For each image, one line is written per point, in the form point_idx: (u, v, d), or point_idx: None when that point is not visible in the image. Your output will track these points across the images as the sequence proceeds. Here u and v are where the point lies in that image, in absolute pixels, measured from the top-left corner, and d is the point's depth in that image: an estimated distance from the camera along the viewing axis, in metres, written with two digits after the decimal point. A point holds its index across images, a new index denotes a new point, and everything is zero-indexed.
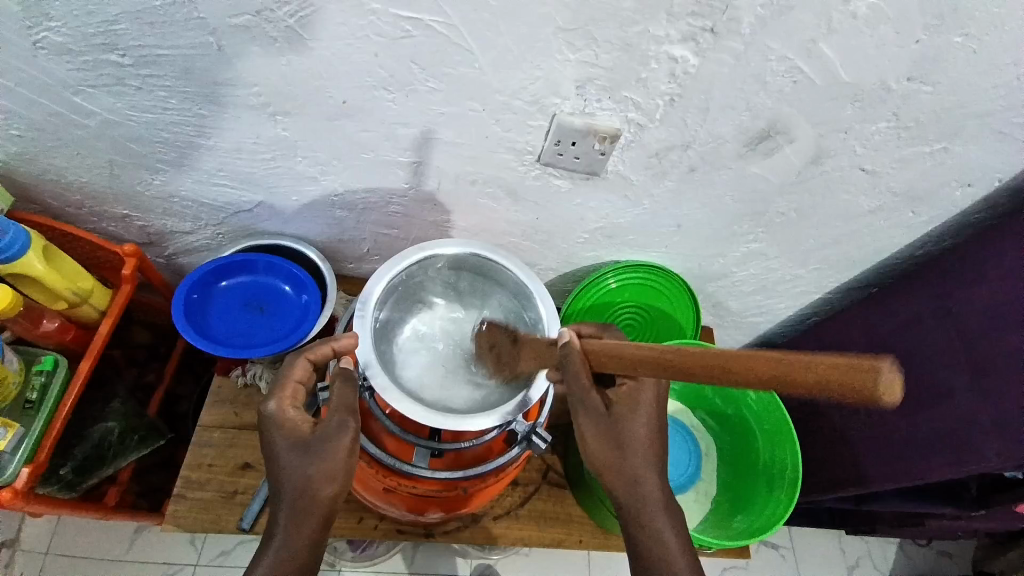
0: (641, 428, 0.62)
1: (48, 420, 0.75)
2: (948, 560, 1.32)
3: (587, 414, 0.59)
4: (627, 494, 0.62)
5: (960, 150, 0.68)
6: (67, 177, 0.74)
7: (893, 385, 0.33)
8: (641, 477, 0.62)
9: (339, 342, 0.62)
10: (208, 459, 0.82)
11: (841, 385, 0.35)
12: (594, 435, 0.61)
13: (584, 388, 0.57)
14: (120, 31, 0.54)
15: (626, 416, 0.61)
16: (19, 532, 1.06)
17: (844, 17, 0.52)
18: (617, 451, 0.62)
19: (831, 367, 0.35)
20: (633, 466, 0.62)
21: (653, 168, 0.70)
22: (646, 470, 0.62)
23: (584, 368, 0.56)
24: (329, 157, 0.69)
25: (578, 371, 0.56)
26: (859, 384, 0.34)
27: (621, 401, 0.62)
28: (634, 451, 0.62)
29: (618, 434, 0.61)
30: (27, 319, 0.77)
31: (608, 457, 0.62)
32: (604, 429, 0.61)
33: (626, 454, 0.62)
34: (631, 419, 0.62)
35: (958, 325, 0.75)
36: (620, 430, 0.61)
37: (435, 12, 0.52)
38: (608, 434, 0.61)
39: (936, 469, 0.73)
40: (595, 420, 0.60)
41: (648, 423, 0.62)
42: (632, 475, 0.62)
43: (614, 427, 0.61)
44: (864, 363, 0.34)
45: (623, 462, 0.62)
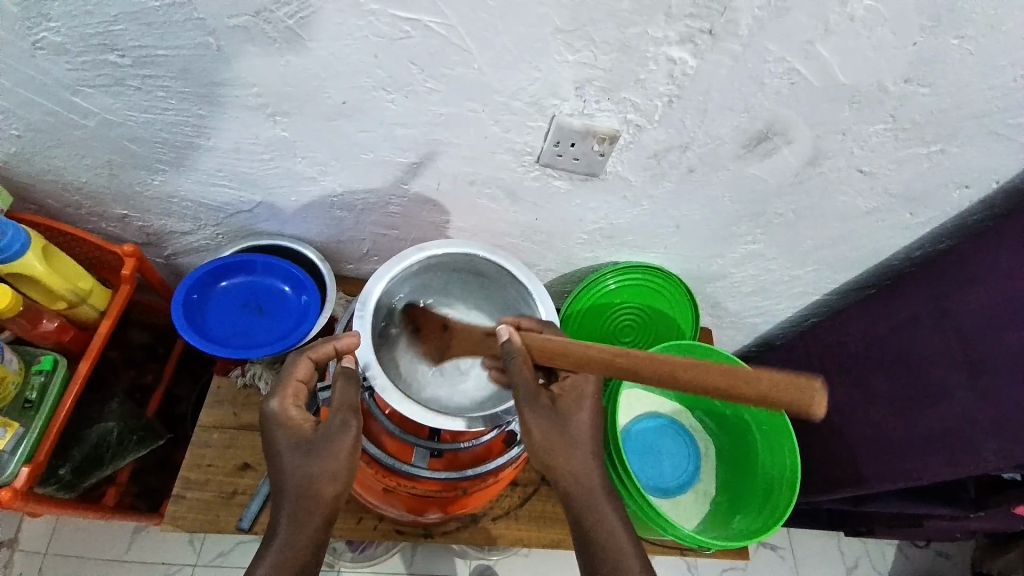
0: (586, 420, 0.63)
1: (49, 417, 0.75)
2: (947, 561, 1.32)
3: (533, 410, 0.59)
4: (577, 488, 0.62)
5: (957, 151, 0.68)
6: (65, 177, 0.74)
7: (820, 403, 0.40)
8: (589, 470, 0.62)
9: (340, 342, 0.62)
10: (208, 460, 0.82)
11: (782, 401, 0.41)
12: (543, 431, 0.60)
13: (530, 384, 0.58)
14: (119, 31, 0.54)
15: (571, 410, 0.62)
16: (18, 532, 1.06)
17: (842, 19, 0.52)
18: (565, 447, 0.61)
19: (777, 382, 0.41)
20: (580, 461, 0.62)
21: (651, 169, 0.70)
22: (592, 463, 0.63)
23: (527, 363, 0.58)
24: (328, 157, 0.70)
25: (523, 366, 0.57)
26: (799, 401, 0.40)
27: (567, 394, 0.63)
28: (580, 444, 0.62)
29: (566, 428, 0.62)
30: (26, 319, 0.75)
31: (558, 452, 0.61)
32: (552, 424, 0.61)
33: (573, 448, 0.62)
34: (577, 412, 0.63)
35: (954, 327, 0.75)
36: (568, 423, 0.62)
37: (433, 13, 0.52)
38: (556, 428, 0.61)
39: (934, 469, 0.73)
40: (542, 417, 0.60)
41: (593, 416, 0.63)
42: (580, 467, 0.62)
43: (562, 421, 0.61)
44: (801, 387, 0.41)
45: (571, 456, 0.62)
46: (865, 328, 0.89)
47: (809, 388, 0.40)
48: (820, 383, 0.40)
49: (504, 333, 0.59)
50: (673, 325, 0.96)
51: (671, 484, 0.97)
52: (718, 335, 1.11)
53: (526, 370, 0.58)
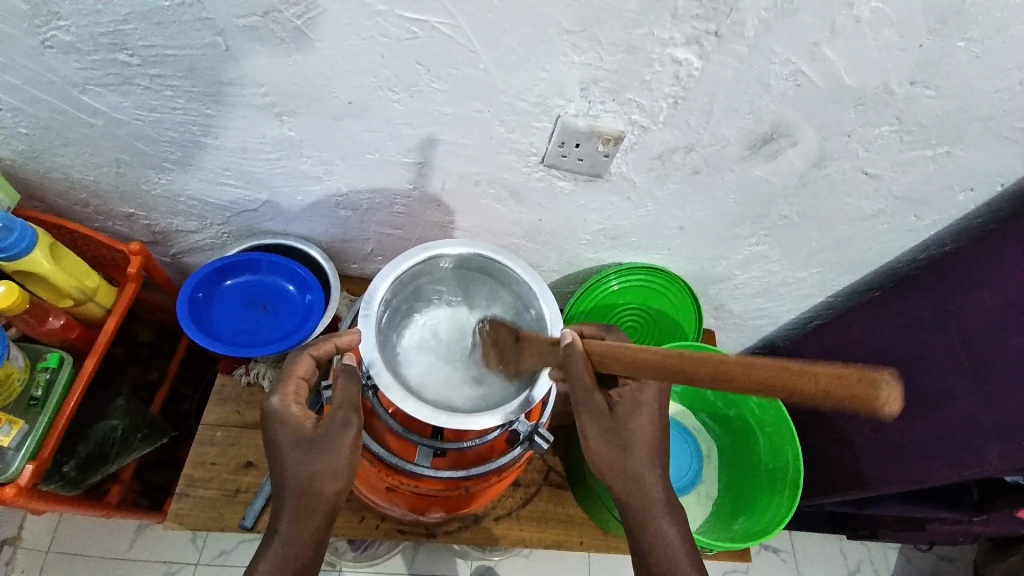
0: (643, 426, 0.62)
1: (54, 415, 0.75)
2: (949, 565, 1.32)
3: (590, 413, 0.59)
4: (630, 494, 0.62)
5: (962, 154, 0.68)
6: (73, 176, 0.74)
7: (896, 396, 0.34)
8: (643, 476, 0.62)
9: (340, 339, 0.64)
10: (211, 457, 0.83)
11: (848, 399, 0.35)
12: (599, 434, 0.61)
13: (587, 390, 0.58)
14: (128, 30, 0.54)
15: (629, 414, 0.62)
16: (21, 530, 1.07)
17: (848, 21, 0.53)
18: (621, 450, 0.62)
19: (833, 376, 0.35)
20: (636, 464, 0.62)
21: (656, 169, 0.70)
22: (647, 469, 0.63)
23: (588, 370, 0.56)
24: (334, 157, 0.70)
25: (581, 373, 0.56)
26: (862, 397, 0.34)
27: (626, 400, 0.62)
28: (636, 450, 0.62)
29: (621, 433, 0.61)
30: (33, 317, 0.76)
31: (613, 456, 0.61)
32: (607, 429, 0.61)
33: (629, 453, 0.62)
34: (634, 419, 0.62)
35: (960, 330, 0.75)
36: (623, 428, 0.61)
37: (440, 13, 0.52)
38: (610, 433, 0.61)
39: (936, 471, 0.73)
40: (599, 420, 0.60)
41: (651, 423, 0.62)
42: (635, 471, 0.62)
43: (618, 425, 0.61)
44: (867, 375, 0.35)
45: (626, 462, 0.62)
46: (869, 330, 0.89)
47: (876, 374, 0.35)
48: (892, 370, 0.35)
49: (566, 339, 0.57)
50: (676, 327, 0.96)
51: (675, 485, 0.96)
52: (721, 337, 1.11)
53: (585, 379, 0.57)
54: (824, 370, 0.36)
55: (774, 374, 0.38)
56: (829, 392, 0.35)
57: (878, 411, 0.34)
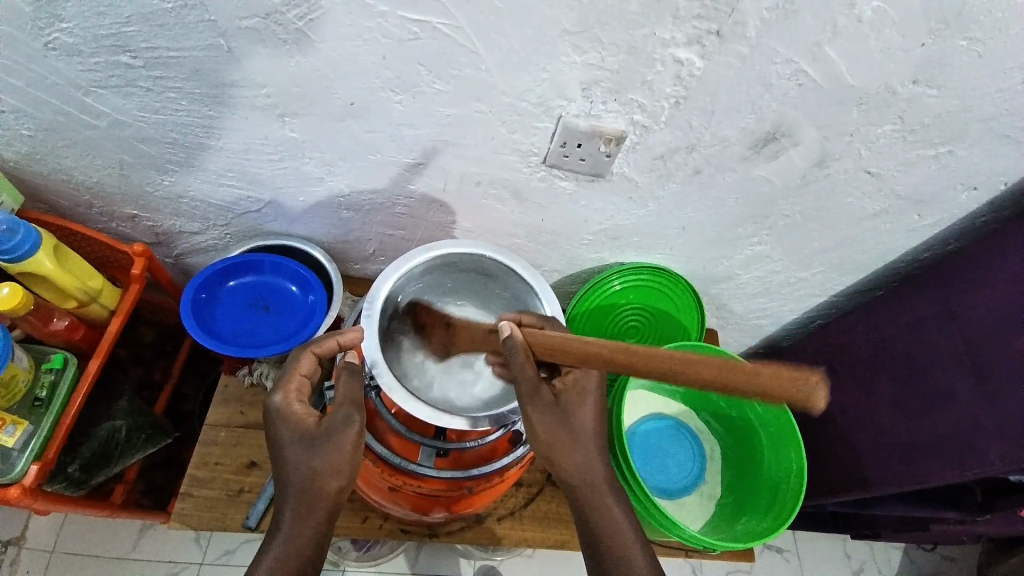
0: (589, 416, 0.62)
1: (58, 416, 0.76)
2: (953, 565, 1.31)
3: (535, 405, 0.59)
4: (582, 485, 0.62)
5: (964, 153, 0.68)
6: (76, 177, 0.74)
7: (821, 395, 0.38)
8: (592, 465, 0.62)
9: (344, 337, 0.63)
10: (214, 458, 0.83)
11: (778, 396, 0.39)
12: (546, 426, 0.60)
13: (532, 378, 0.59)
14: (131, 33, 0.55)
15: (574, 404, 0.62)
16: (26, 530, 1.07)
17: (850, 21, 0.52)
18: (570, 438, 0.61)
19: (770, 376, 0.39)
20: (584, 453, 0.62)
21: (658, 169, 0.70)
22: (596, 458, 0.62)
23: (528, 359, 0.58)
24: (336, 158, 0.70)
25: (523, 362, 0.58)
26: (792, 396, 0.38)
27: (570, 390, 0.62)
28: (583, 440, 0.62)
29: (568, 422, 0.61)
30: (36, 318, 0.76)
31: (561, 446, 0.60)
32: (555, 419, 0.60)
33: (577, 443, 0.61)
34: (580, 408, 0.62)
35: (965, 331, 0.75)
36: (570, 417, 0.61)
37: (442, 14, 0.52)
38: (558, 422, 0.60)
39: (938, 473, 0.73)
40: (545, 411, 0.60)
41: (596, 411, 0.63)
42: (585, 461, 0.62)
43: (564, 414, 0.61)
44: (797, 377, 0.38)
45: (576, 452, 0.61)
46: (872, 330, 0.89)
47: (805, 378, 0.38)
48: (819, 375, 0.38)
49: (504, 329, 0.60)
50: (678, 327, 0.96)
51: (677, 486, 0.97)
52: (723, 337, 1.11)
53: (527, 365, 0.58)
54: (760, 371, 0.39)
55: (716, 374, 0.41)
56: (763, 393, 0.39)
57: (803, 406, 0.38)
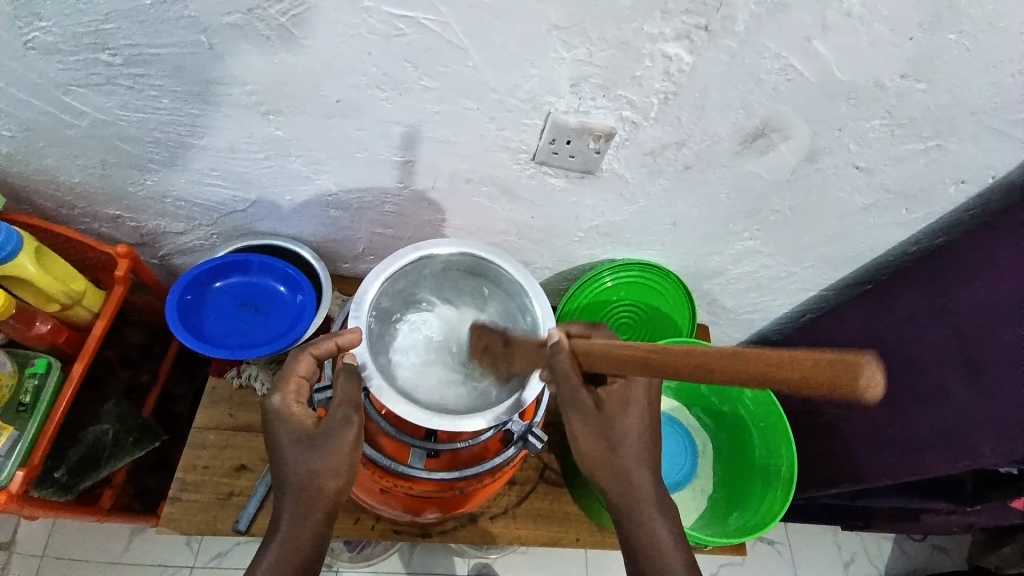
0: (632, 426, 0.61)
1: (44, 420, 0.74)
2: (943, 555, 1.33)
3: (580, 416, 0.59)
4: (621, 495, 0.61)
5: (953, 147, 0.68)
6: (58, 177, 0.73)
7: (878, 379, 0.33)
8: (634, 474, 0.62)
9: (342, 337, 0.62)
10: (203, 461, 0.82)
11: (829, 382, 0.34)
12: (587, 435, 0.60)
13: (575, 389, 0.57)
14: (110, 30, 0.53)
15: (618, 414, 0.61)
16: (14, 535, 1.06)
17: (839, 15, 0.52)
18: (609, 448, 0.61)
19: (817, 361, 0.35)
20: (625, 462, 0.61)
21: (648, 166, 0.70)
22: (637, 467, 0.62)
23: (573, 367, 0.56)
24: (323, 156, 0.69)
25: (568, 372, 0.56)
26: (844, 381, 0.34)
27: (613, 399, 0.61)
28: (625, 449, 0.61)
29: (609, 431, 0.60)
30: (19, 321, 0.75)
31: (601, 454, 0.61)
32: (596, 429, 0.60)
33: (617, 452, 0.61)
34: (623, 418, 0.61)
35: (953, 323, 0.75)
36: (612, 428, 0.60)
37: (428, 10, 0.51)
38: (600, 431, 0.60)
39: (932, 465, 0.73)
40: (587, 421, 0.59)
41: (639, 421, 0.62)
42: (625, 470, 0.61)
43: (607, 425, 0.60)
44: (849, 357, 0.34)
45: (616, 460, 0.61)
46: (862, 324, 0.89)
47: (858, 357, 0.34)
48: (875, 353, 0.34)
49: (551, 337, 0.58)
50: (670, 322, 0.96)
51: (669, 481, 0.96)
52: (715, 332, 1.11)
53: (571, 378, 0.57)
54: (806, 355, 0.35)
55: (756, 364, 0.37)
56: (809, 380, 0.35)
57: (861, 394, 0.33)
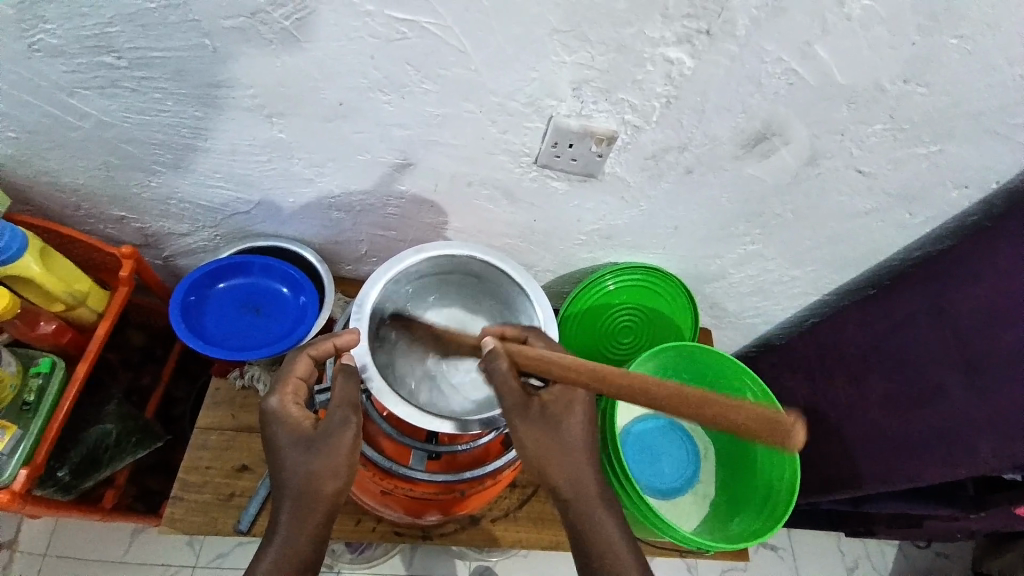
0: (578, 428, 0.61)
1: (46, 420, 0.75)
2: (946, 561, 1.32)
3: (518, 416, 0.59)
4: (570, 493, 0.60)
5: (955, 151, 0.68)
6: (62, 179, 0.74)
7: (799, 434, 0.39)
8: (581, 473, 0.61)
9: (339, 339, 0.62)
10: (205, 462, 0.82)
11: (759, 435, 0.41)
12: (533, 436, 0.60)
13: (516, 392, 0.59)
14: (114, 33, 0.54)
15: (562, 415, 0.61)
16: (18, 534, 1.06)
17: (839, 19, 0.52)
18: (556, 449, 0.60)
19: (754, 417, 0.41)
20: (573, 464, 0.61)
21: (649, 169, 0.70)
22: (585, 466, 0.61)
23: (510, 368, 0.59)
24: (325, 159, 0.69)
25: (506, 375, 0.59)
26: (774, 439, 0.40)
27: (556, 400, 0.62)
28: (571, 449, 0.61)
29: (557, 432, 0.61)
30: (24, 321, 0.76)
31: (549, 456, 0.60)
32: (541, 430, 0.60)
33: (566, 455, 0.61)
34: (568, 417, 0.61)
35: (954, 328, 0.75)
36: (558, 429, 0.61)
37: (429, 13, 0.51)
38: (547, 433, 0.60)
39: (931, 470, 0.73)
40: (529, 421, 0.60)
41: (585, 423, 0.62)
42: (575, 473, 0.61)
43: (552, 426, 0.61)
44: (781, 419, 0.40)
45: (563, 460, 0.61)
46: (864, 328, 0.89)
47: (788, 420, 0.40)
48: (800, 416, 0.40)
49: (487, 345, 0.61)
50: (672, 325, 0.96)
51: (671, 485, 0.97)
52: (717, 336, 1.11)
53: (511, 381, 0.59)
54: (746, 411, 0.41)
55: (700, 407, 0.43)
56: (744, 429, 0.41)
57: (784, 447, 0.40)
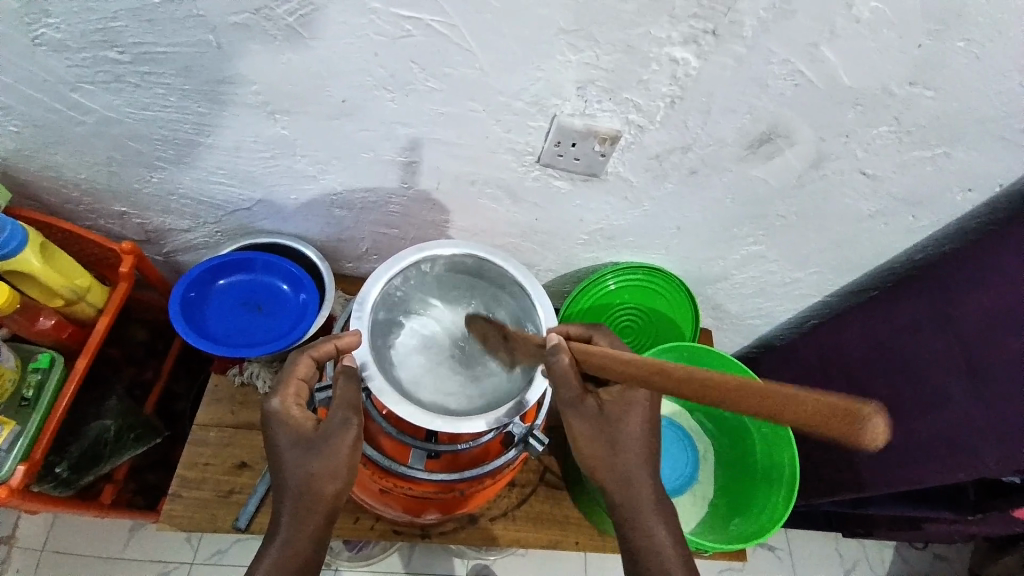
0: (634, 430, 0.61)
1: (46, 415, 0.74)
2: (944, 563, 1.32)
3: (577, 414, 0.59)
4: (619, 495, 0.61)
5: (959, 155, 0.67)
6: (64, 174, 0.73)
7: (883, 430, 0.32)
8: (633, 475, 0.61)
9: (341, 341, 0.62)
10: (204, 458, 0.82)
11: (830, 429, 0.33)
12: (588, 435, 0.60)
13: (574, 390, 0.58)
14: (118, 28, 0.54)
15: (621, 416, 0.61)
16: (15, 529, 1.06)
17: (847, 21, 0.52)
18: (611, 450, 0.61)
19: (819, 409, 0.33)
20: (626, 465, 0.61)
21: (653, 170, 0.70)
22: (638, 469, 0.61)
23: (572, 369, 0.57)
24: (328, 156, 0.69)
25: (566, 371, 0.57)
26: (847, 430, 0.32)
27: (615, 400, 0.61)
28: (627, 450, 0.61)
29: (611, 432, 0.60)
30: (24, 316, 0.75)
31: (601, 455, 0.61)
32: (597, 431, 0.60)
33: (619, 457, 0.61)
34: (626, 419, 0.61)
35: (956, 332, 0.75)
36: (615, 430, 0.60)
37: (434, 12, 0.51)
38: (601, 431, 0.60)
39: (932, 475, 0.73)
40: (587, 420, 0.60)
41: (642, 424, 0.61)
42: (627, 476, 0.61)
43: (609, 427, 0.60)
44: (851, 408, 0.32)
45: (617, 460, 0.61)
46: (866, 330, 0.89)
47: (860, 407, 0.32)
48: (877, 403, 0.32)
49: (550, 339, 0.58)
50: (673, 326, 0.96)
51: (670, 486, 0.96)
52: (718, 337, 1.11)
53: (569, 378, 0.57)
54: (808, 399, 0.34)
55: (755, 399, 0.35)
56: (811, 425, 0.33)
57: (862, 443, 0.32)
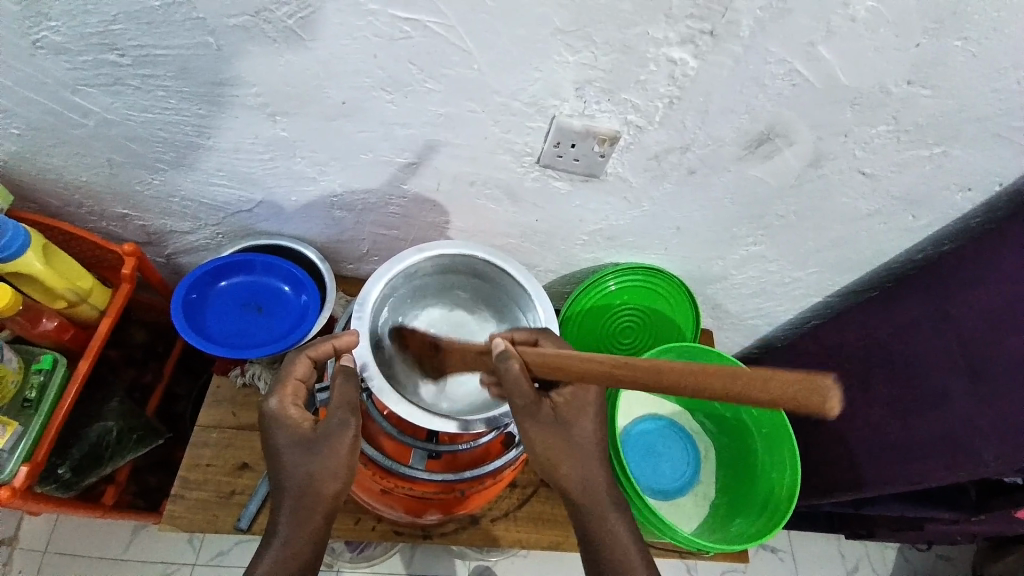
0: (587, 432, 0.63)
1: (48, 416, 0.75)
2: (947, 564, 1.31)
3: (533, 420, 0.59)
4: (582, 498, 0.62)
5: (958, 153, 0.67)
6: (66, 176, 0.74)
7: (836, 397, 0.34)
8: (591, 477, 0.62)
9: (339, 340, 0.62)
10: (205, 459, 0.82)
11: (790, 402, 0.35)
12: (545, 441, 0.61)
13: (529, 399, 0.57)
14: (118, 31, 0.54)
15: (574, 418, 0.62)
16: (17, 530, 1.06)
17: (844, 21, 0.52)
18: (568, 453, 0.62)
19: (781, 382, 0.35)
20: (582, 467, 0.62)
21: (652, 170, 0.70)
22: (596, 471, 0.62)
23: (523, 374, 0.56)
24: (328, 157, 0.69)
25: (518, 376, 0.55)
26: (807, 402, 0.34)
27: (569, 402, 0.62)
28: (582, 451, 0.62)
29: (567, 434, 0.61)
30: (26, 317, 0.76)
31: (559, 459, 0.61)
32: (555, 436, 0.61)
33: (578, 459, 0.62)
34: (579, 422, 0.62)
35: (956, 331, 0.75)
36: (571, 432, 0.62)
37: (432, 12, 0.51)
38: (557, 434, 0.61)
39: (933, 472, 0.72)
40: (543, 426, 0.60)
41: (595, 425, 0.63)
42: (587, 477, 0.62)
43: (565, 430, 0.61)
44: (811, 379, 0.35)
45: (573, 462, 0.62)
46: (867, 330, 0.88)
47: (819, 377, 0.35)
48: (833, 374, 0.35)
49: (498, 346, 0.57)
50: (673, 327, 0.96)
51: (671, 486, 0.96)
52: (718, 337, 1.11)
53: (523, 385, 0.56)
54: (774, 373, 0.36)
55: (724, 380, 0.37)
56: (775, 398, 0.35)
57: (819, 412, 0.34)
